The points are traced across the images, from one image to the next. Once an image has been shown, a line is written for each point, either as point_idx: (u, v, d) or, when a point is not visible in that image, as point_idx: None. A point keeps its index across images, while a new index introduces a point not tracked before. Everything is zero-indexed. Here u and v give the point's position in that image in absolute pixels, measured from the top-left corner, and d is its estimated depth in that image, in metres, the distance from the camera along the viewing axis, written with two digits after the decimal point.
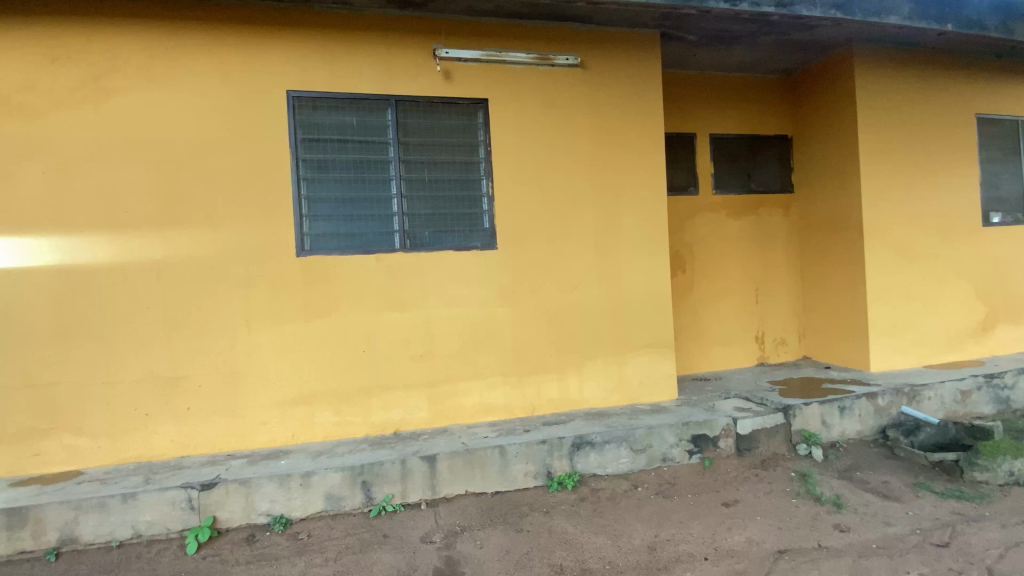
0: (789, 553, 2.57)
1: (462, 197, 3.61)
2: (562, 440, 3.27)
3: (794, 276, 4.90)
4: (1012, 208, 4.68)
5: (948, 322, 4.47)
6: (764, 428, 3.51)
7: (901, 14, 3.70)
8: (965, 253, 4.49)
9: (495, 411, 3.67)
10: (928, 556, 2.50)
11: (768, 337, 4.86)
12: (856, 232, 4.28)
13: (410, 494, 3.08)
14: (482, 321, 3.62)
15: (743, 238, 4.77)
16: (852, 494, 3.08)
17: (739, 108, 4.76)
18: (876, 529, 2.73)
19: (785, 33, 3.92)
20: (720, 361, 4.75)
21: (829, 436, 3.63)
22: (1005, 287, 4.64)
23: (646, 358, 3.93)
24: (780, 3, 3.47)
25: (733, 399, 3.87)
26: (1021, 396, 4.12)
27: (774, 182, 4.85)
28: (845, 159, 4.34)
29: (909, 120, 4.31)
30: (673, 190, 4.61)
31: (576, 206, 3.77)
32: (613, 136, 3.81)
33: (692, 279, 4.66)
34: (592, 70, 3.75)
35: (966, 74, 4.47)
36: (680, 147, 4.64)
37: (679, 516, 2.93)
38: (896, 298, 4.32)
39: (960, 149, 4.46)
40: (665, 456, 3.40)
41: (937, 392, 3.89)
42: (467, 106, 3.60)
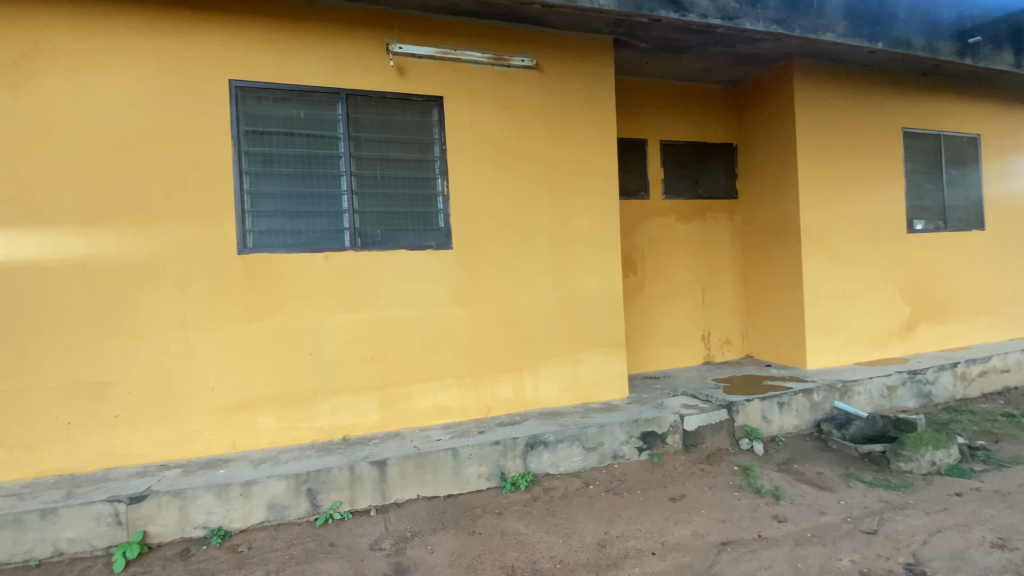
0: (731, 544, 2.64)
1: (415, 196, 3.55)
2: (515, 441, 3.26)
3: (739, 278, 5.10)
4: (934, 215, 5.05)
5: (877, 321, 4.77)
6: (709, 424, 3.62)
7: (837, 32, 3.93)
8: (892, 257, 4.81)
9: (448, 413, 3.61)
10: (858, 542, 2.62)
11: (715, 337, 5.04)
12: (795, 237, 4.50)
13: (359, 501, 2.98)
14: (435, 321, 3.57)
15: (692, 242, 4.93)
16: (790, 486, 3.22)
17: (689, 116, 4.93)
18: (811, 519, 2.85)
19: (731, 45, 4.09)
20: (670, 361, 4.89)
21: (769, 430, 3.80)
22: (928, 290, 4.99)
23: (599, 358, 3.98)
24: (727, 15, 3.61)
25: (681, 397, 3.98)
26: (941, 390, 4.43)
27: (719, 189, 5.05)
28: (784, 168, 4.57)
29: (843, 132, 4.58)
30: (625, 194, 4.71)
31: (531, 207, 3.78)
32: (568, 138, 3.86)
33: (644, 280, 4.77)
34: (547, 73, 3.78)
35: (894, 90, 4.80)
36: (632, 152, 4.75)
37: (628, 513, 2.97)
38: (831, 299, 4.58)
39: (888, 161, 4.78)
40: (616, 454, 3.45)
41: (867, 388, 4.14)
42: (421, 103, 3.55)
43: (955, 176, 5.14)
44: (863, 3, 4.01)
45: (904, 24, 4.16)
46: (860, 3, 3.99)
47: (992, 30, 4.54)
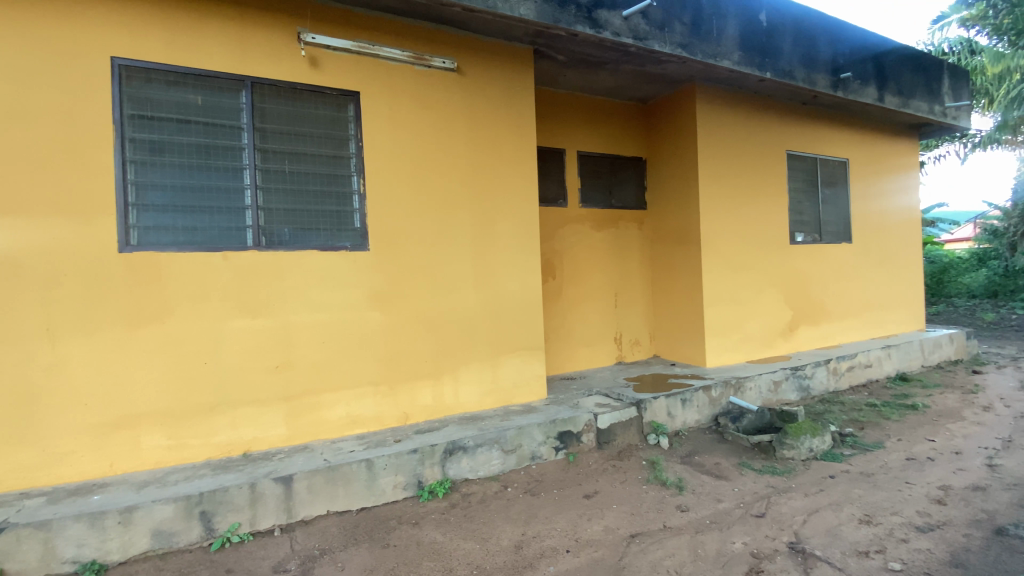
0: (639, 536, 2.77)
1: (328, 193, 3.38)
2: (433, 447, 3.19)
3: (647, 284, 5.42)
4: (811, 229, 5.70)
5: (766, 323, 5.28)
6: (620, 421, 3.80)
7: (732, 60, 4.31)
8: (777, 266, 5.36)
9: (363, 422, 3.46)
10: (749, 525, 2.85)
11: (627, 339, 5.31)
12: (696, 246, 4.86)
13: (261, 521, 2.76)
14: (350, 325, 3.41)
15: (607, 249, 5.17)
16: (691, 477, 3.45)
17: (604, 129, 5.17)
18: (709, 506, 3.07)
19: (642, 64, 4.34)
20: (586, 363, 5.07)
21: (674, 425, 4.06)
22: (808, 295, 5.62)
23: (519, 362, 4.01)
24: (638, 36, 3.84)
25: (595, 396, 4.13)
26: (817, 384, 5.00)
27: (630, 200, 5.35)
28: (687, 182, 4.93)
29: (737, 151, 5.04)
30: (544, 201, 4.83)
31: (451, 210, 3.74)
32: (488, 142, 3.87)
33: (562, 285, 4.91)
34: (467, 76, 3.78)
35: (779, 116, 5.36)
36: (551, 160, 4.89)
37: (545, 513, 3.01)
38: (728, 303, 5.00)
39: (774, 178, 5.33)
40: (533, 455, 3.50)
41: (757, 383, 4.56)
42: (335, 98, 3.40)
43: (828, 194, 5.84)
44: (753, 36, 4.45)
45: (788, 58, 4.66)
46: (751, 36, 4.43)
47: (857, 68, 5.24)
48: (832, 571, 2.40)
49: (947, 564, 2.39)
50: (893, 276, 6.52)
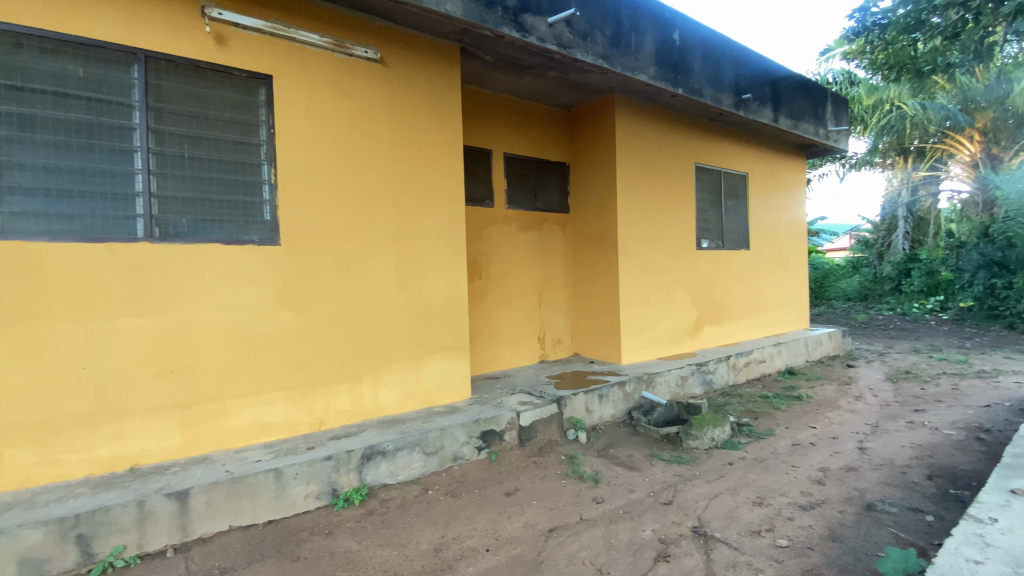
0: (557, 530, 2.84)
1: (234, 182, 3.14)
2: (350, 453, 3.06)
3: (569, 285, 5.60)
4: (715, 236, 6.18)
5: (675, 323, 5.65)
6: (541, 419, 3.88)
7: (649, 74, 4.57)
8: (686, 269, 5.75)
9: (272, 430, 3.24)
10: (658, 513, 3.02)
11: (550, 338, 5.44)
12: (614, 250, 5.09)
13: (151, 541, 2.49)
14: (259, 325, 3.18)
15: (531, 249, 5.25)
16: (607, 469, 3.60)
17: (530, 132, 5.26)
18: (623, 497, 3.22)
19: (566, 72, 4.47)
20: (510, 363, 5.12)
21: (591, 420, 4.21)
22: (712, 297, 6.08)
23: (442, 362, 3.96)
24: (562, 44, 3.94)
25: (517, 394, 4.19)
26: (719, 378, 5.43)
27: (554, 203, 5.48)
28: (606, 187, 5.15)
29: (652, 160, 5.34)
30: (470, 200, 4.82)
31: (373, 205, 3.61)
32: (412, 138, 3.78)
33: (487, 285, 4.93)
34: (391, 68, 3.67)
35: (690, 130, 5.76)
36: (477, 160, 4.88)
37: (465, 513, 2.99)
38: (642, 304, 5.28)
39: (684, 188, 5.71)
40: (455, 456, 3.47)
41: (667, 379, 4.87)
42: (245, 80, 3.16)
43: (730, 205, 6.37)
44: (667, 54, 4.74)
45: (697, 77, 5.02)
46: (665, 53, 4.71)
47: (756, 90, 5.75)
48: (729, 550, 2.61)
49: (825, 538, 2.68)
50: (784, 281, 7.24)
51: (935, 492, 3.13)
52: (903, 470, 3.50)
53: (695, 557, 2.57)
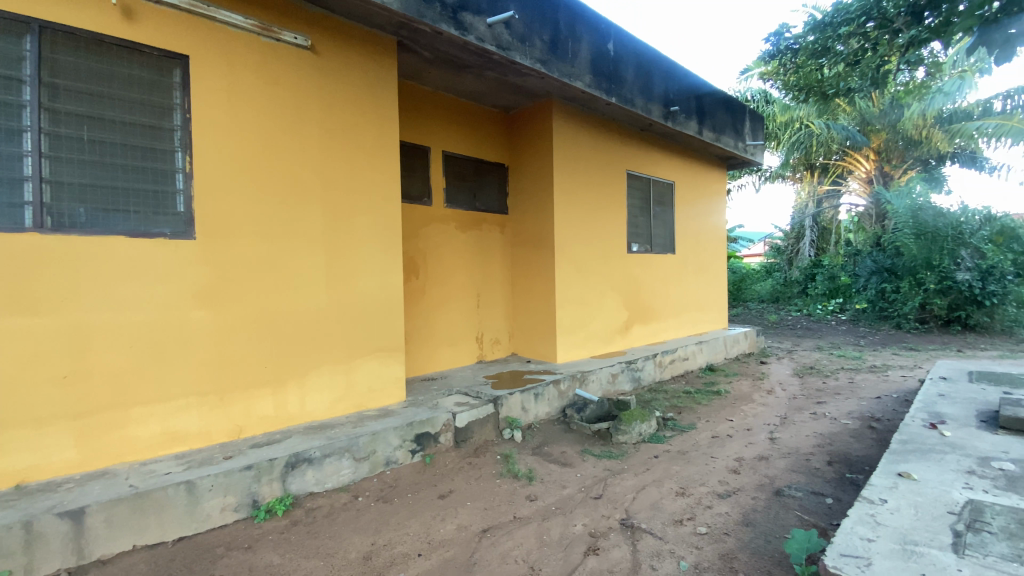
0: (491, 530, 2.84)
1: (143, 170, 2.88)
2: (272, 462, 2.88)
3: (507, 285, 5.63)
4: (644, 240, 6.47)
5: (608, 323, 5.85)
6: (477, 419, 3.87)
7: (584, 82, 4.69)
8: (618, 271, 5.98)
9: (184, 439, 3.00)
10: (589, 507, 3.11)
11: (487, 338, 5.44)
12: (550, 251, 5.19)
13: (39, 567, 2.23)
14: (170, 326, 2.92)
15: (468, 249, 5.22)
16: (540, 467, 3.65)
17: (469, 131, 5.24)
18: (556, 493, 3.28)
19: (505, 74, 4.49)
20: (446, 363, 5.06)
21: (527, 419, 4.25)
22: (641, 298, 6.36)
23: (376, 364, 3.84)
24: (501, 45, 3.95)
25: (453, 395, 4.15)
26: (647, 374, 5.68)
27: (493, 203, 5.49)
28: (543, 190, 5.23)
29: (587, 165, 5.50)
30: (407, 198, 4.71)
31: (302, 199, 3.44)
32: (345, 131, 3.64)
33: (423, 285, 4.84)
34: (322, 57, 3.51)
35: (622, 137, 5.99)
36: (414, 157, 4.79)
37: (397, 519, 2.92)
38: (577, 305, 5.42)
39: (617, 193, 5.93)
40: (388, 460, 3.37)
41: (599, 376, 5.03)
42: (156, 59, 2.89)
43: (658, 211, 6.69)
44: (602, 63, 4.90)
45: (630, 87, 5.23)
46: (600, 62, 4.87)
47: (683, 103, 6.09)
48: (654, 540, 2.73)
49: (739, 523, 2.88)
50: (706, 283, 7.71)
51: (834, 476, 3.46)
52: (807, 457, 3.83)
53: (622, 548, 2.66)
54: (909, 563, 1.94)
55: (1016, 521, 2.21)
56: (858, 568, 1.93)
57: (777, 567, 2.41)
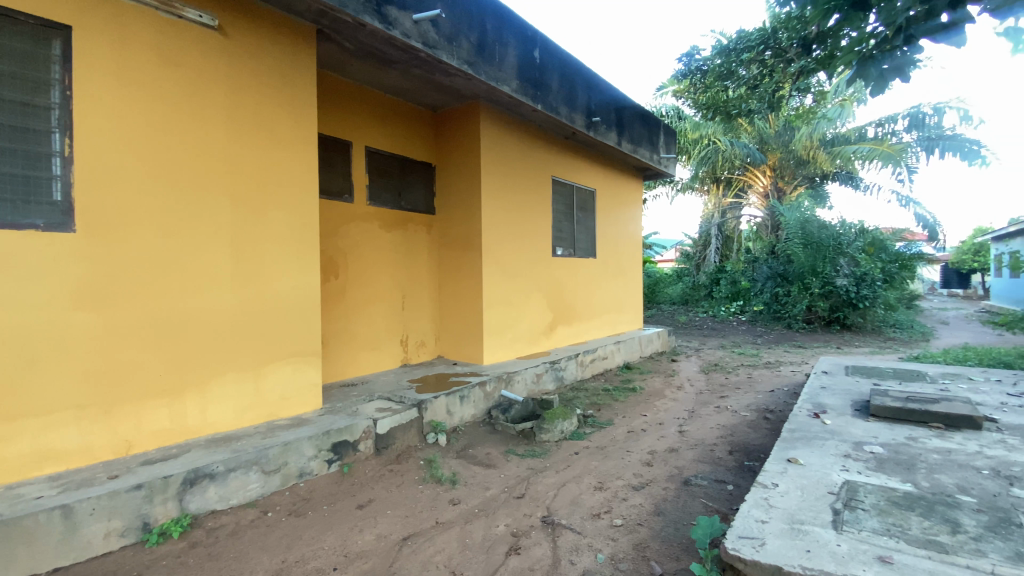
0: (412, 537, 2.77)
1: (11, 151, 2.52)
2: (167, 480, 2.61)
3: (433, 286, 5.55)
4: (568, 243, 6.67)
5: (533, 324, 5.95)
6: (400, 425, 3.77)
7: (511, 86, 4.75)
8: (543, 274, 6.10)
9: (61, 459, 2.64)
10: (511, 507, 3.13)
11: (412, 341, 5.33)
12: (477, 253, 5.18)
13: None
14: (41, 331, 2.55)
15: (392, 249, 5.08)
16: (464, 470, 3.63)
17: (394, 128, 5.11)
18: (479, 495, 3.28)
19: (432, 72, 4.43)
20: (367, 368, 4.88)
21: (451, 422, 4.21)
22: (565, 300, 6.55)
23: (289, 370, 3.61)
24: (427, 43, 3.89)
25: (374, 401, 4.01)
26: (570, 374, 5.86)
27: (419, 203, 5.39)
28: (470, 191, 5.23)
29: (514, 168, 5.57)
30: (327, 194, 4.50)
31: (205, 192, 3.17)
32: (257, 121, 3.41)
33: (343, 285, 4.64)
34: (231, 39, 3.26)
35: (548, 143, 6.13)
36: (335, 152, 4.58)
37: (310, 533, 2.76)
38: (503, 307, 5.46)
39: (543, 197, 6.06)
40: (301, 472, 3.18)
41: (524, 377, 5.09)
42: (33, 28, 2.55)
43: (581, 216, 6.93)
44: (528, 70, 4.99)
45: (554, 95, 5.37)
46: (526, 69, 4.95)
47: (604, 114, 6.37)
48: (573, 535, 2.81)
49: (652, 513, 3.04)
50: (624, 287, 8.11)
51: (734, 464, 3.76)
52: (712, 447, 4.14)
53: (543, 545, 2.71)
54: (796, 541, 2.14)
55: (883, 498, 2.52)
56: (753, 548, 2.10)
57: (684, 553, 2.57)
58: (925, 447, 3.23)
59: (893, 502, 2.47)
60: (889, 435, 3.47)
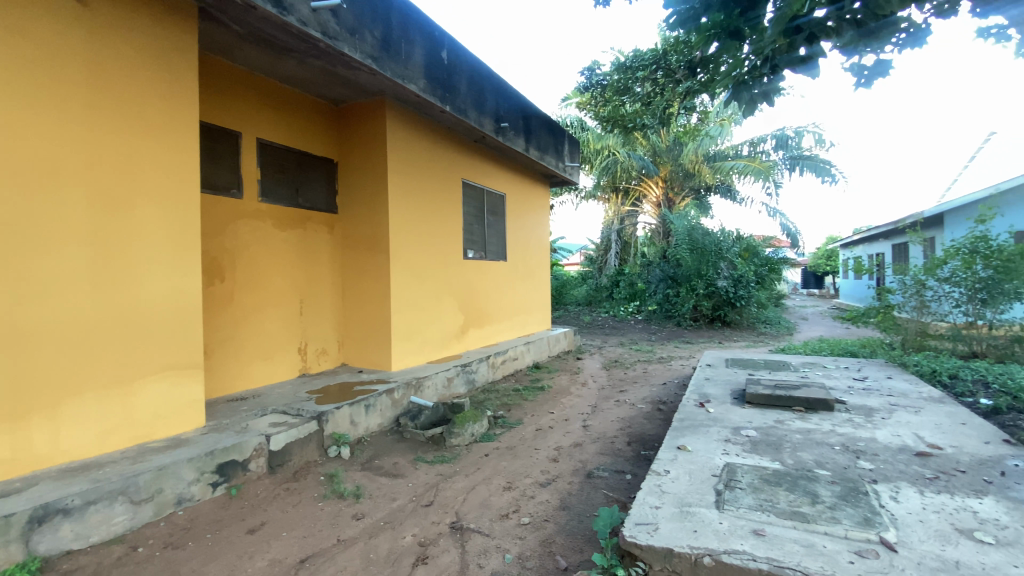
0: (310, 559, 2.59)
1: None
2: (6, 520, 2.20)
3: (335, 291, 5.27)
4: (479, 246, 6.68)
5: (444, 327, 5.88)
6: (297, 439, 3.51)
7: (418, 85, 4.67)
8: (454, 277, 6.05)
9: None
10: (419, 516, 3.05)
11: (311, 348, 5.00)
12: (383, 255, 5.00)
13: None
14: None
15: (289, 251, 4.75)
16: (369, 482, 3.47)
17: (291, 122, 4.78)
18: (384, 507, 3.16)
19: (333, 65, 4.21)
20: (260, 379, 4.50)
21: (356, 433, 4.01)
22: (476, 303, 6.56)
23: (166, 386, 3.21)
24: (327, 33, 3.68)
25: (268, 415, 3.70)
26: (480, 376, 5.87)
27: (319, 202, 5.09)
28: (376, 191, 5.04)
29: (422, 169, 5.46)
30: (212, 189, 4.08)
31: (56, 181, 2.72)
32: (125, 104, 3.00)
33: (231, 290, 4.23)
34: (91, 8, 2.85)
35: (458, 145, 6.11)
36: (221, 144, 4.18)
37: (191, 566, 2.48)
38: (413, 310, 5.32)
39: (452, 200, 6.01)
40: (180, 498, 2.84)
41: (435, 382, 5.01)
42: None
43: (491, 219, 6.98)
44: (435, 70, 4.93)
45: (463, 98, 5.37)
46: (434, 69, 4.89)
47: (513, 119, 6.50)
48: (481, 538, 2.80)
49: (557, 508, 3.13)
50: (533, 288, 8.31)
51: (633, 454, 4.01)
52: (613, 439, 4.38)
53: (451, 552, 2.67)
54: (685, 523, 2.33)
55: (757, 476, 2.83)
56: (648, 534, 2.24)
57: (587, 544, 2.68)
58: (790, 429, 3.67)
59: (765, 480, 2.78)
60: (761, 419, 3.91)
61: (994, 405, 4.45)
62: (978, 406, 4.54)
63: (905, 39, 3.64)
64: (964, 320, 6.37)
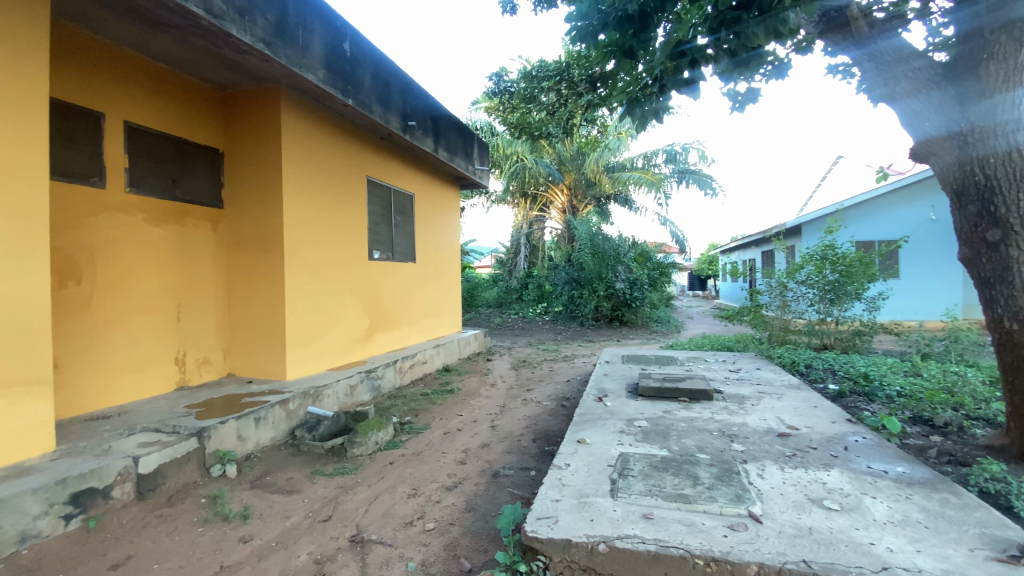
0: None
1: None
2: None
3: (221, 294, 4.82)
4: (385, 247, 6.48)
5: (347, 332, 5.61)
6: (173, 460, 3.15)
7: (317, 76, 4.42)
8: (358, 279, 5.81)
9: None
10: (316, 533, 2.88)
11: (191, 358, 4.52)
12: (277, 256, 4.66)
13: None
14: None
15: (164, 250, 4.26)
16: (259, 501, 3.21)
17: (169, 105, 4.30)
18: (276, 526, 2.93)
19: (219, 46, 3.85)
20: (127, 395, 3.97)
21: (244, 449, 3.69)
22: (382, 305, 6.34)
23: (2, 406, 2.70)
24: (212, 11, 3.35)
25: (137, 435, 3.28)
26: (386, 382, 5.68)
27: (201, 195, 4.63)
28: (269, 186, 4.68)
29: (322, 166, 5.18)
30: (64, 176, 3.53)
31: None
32: None
33: (90, 292, 3.69)
34: None
35: (362, 142, 5.88)
36: (77, 125, 3.63)
37: None
38: (312, 314, 5.02)
39: (356, 198, 5.77)
40: (21, 536, 2.42)
41: (335, 390, 4.76)
42: None
43: (399, 220, 6.80)
44: (336, 62, 4.71)
45: (367, 92, 5.18)
46: (334, 60, 4.66)
47: (420, 119, 6.40)
48: (384, 548, 2.72)
49: (463, 510, 3.13)
50: (443, 290, 8.23)
51: (537, 451, 4.12)
52: (519, 438, 4.47)
53: (351, 566, 2.56)
54: (583, 513, 2.44)
55: (647, 464, 3.05)
56: (549, 527, 2.32)
57: (491, 544, 2.71)
58: (676, 418, 4.01)
59: (654, 466, 3.01)
60: (652, 410, 4.22)
61: (839, 389, 5.20)
62: (827, 390, 5.28)
63: (771, 70, 4.19)
64: (817, 317, 7.39)
